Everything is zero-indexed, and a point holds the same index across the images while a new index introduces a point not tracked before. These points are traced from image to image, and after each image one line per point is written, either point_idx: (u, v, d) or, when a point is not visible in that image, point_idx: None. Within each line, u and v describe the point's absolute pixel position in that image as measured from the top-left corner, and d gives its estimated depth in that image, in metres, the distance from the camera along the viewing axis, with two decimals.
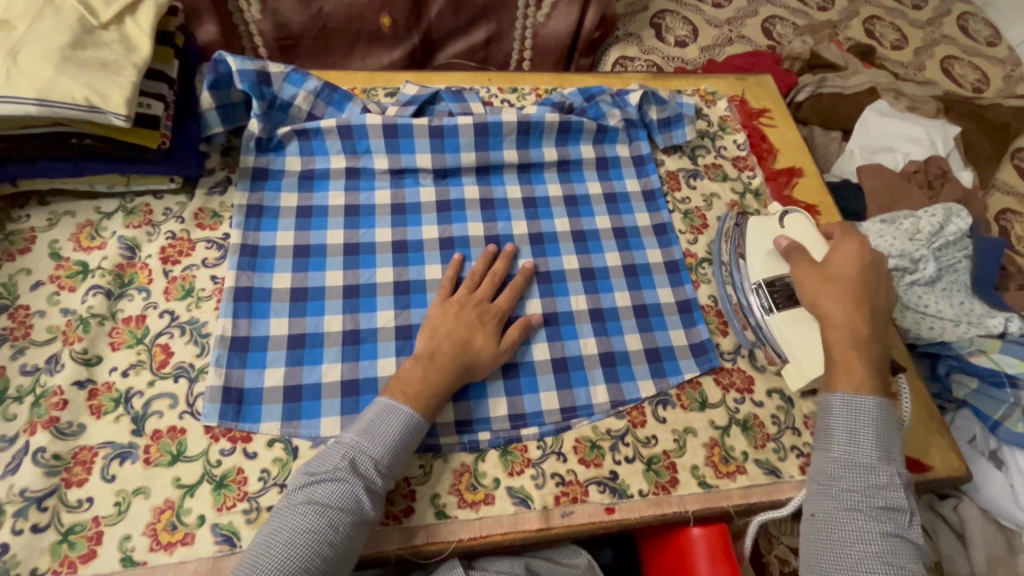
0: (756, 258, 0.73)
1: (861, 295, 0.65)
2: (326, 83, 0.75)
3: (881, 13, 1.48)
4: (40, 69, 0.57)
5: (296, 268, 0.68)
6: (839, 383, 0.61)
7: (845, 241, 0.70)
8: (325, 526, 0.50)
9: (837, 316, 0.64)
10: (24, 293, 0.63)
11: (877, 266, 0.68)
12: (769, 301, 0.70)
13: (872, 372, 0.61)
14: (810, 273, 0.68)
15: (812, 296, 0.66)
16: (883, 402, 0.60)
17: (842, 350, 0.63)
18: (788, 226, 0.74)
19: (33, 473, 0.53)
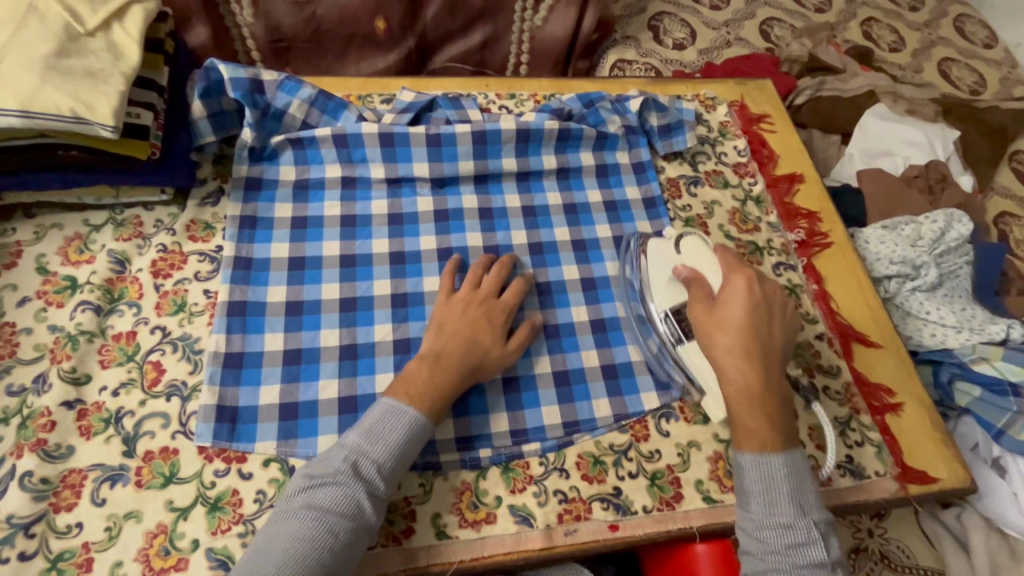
0: (659, 286, 0.66)
1: (751, 343, 0.57)
2: (320, 91, 0.73)
3: (878, 15, 1.47)
4: (25, 80, 0.55)
5: (291, 281, 0.66)
6: (744, 440, 0.55)
7: (732, 272, 0.61)
8: (325, 532, 0.47)
9: (735, 371, 0.57)
10: (11, 310, 0.61)
11: (770, 302, 0.60)
12: (678, 331, 0.63)
13: (772, 428, 0.55)
14: (706, 314, 0.60)
15: (712, 350, 0.58)
16: (795, 457, 0.54)
17: (745, 411, 0.56)
18: (683, 251, 0.66)
19: (21, 498, 0.51)
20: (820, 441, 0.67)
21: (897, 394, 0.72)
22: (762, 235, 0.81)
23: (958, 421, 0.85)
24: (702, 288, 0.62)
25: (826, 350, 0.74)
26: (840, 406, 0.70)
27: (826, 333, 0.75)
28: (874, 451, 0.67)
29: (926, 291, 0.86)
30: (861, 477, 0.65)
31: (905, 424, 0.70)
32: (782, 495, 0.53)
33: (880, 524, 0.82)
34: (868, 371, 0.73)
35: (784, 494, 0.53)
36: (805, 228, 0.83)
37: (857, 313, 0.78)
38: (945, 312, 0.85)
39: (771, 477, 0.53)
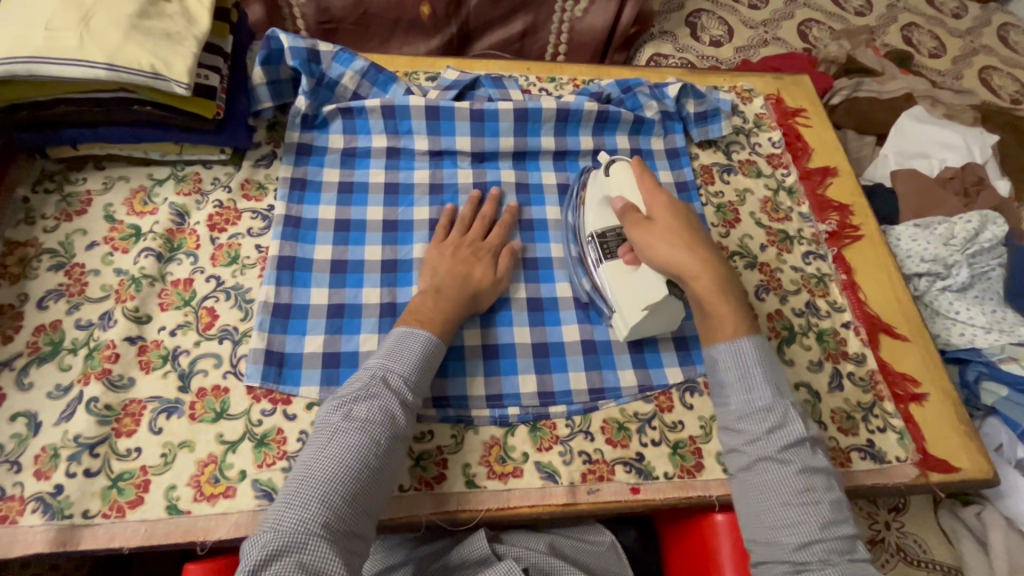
0: (590, 208, 0.69)
1: (691, 238, 0.61)
2: (372, 64, 0.77)
3: (920, 20, 1.46)
4: (111, 36, 0.60)
5: (336, 241, 0.70)
6: (717, 333, 0.58)
7: (654, 195, 0.64)
8: (366, 442, 0.50)
9: (699, 269, 0.59)
10: (81, 252, 0.66)
11: (688, 209, 0.63)
12: (599, 253, 0.66)
13: (738, 312, 0.58)
14: (648, 236, 0.61)
15: (647, 252, 0.61)
16: (761, 339, 0.58)
17: (719, 306, 0.59)
18: (612, 176, 0.68)
19: (87, 421, 0.56)
20: (842, 424, 0.68)
21: (922, 385, 0.73)
22: (793, 224, 0.83)
23: (983, 421, 0.85)
24: (636, 212, 0.63)
25: (852, 338, 0.74)
26: (865, 393, 0.70)
27: (852, 321, 0.75)
28: (895, 438, 0.68)
29: (956, 290, 0.87)
30: (881, 462, 0.66)
31: (929, 414, 0.71)
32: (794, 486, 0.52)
33: (897, 518, 0.80)
34: (894, 361, 0.74)
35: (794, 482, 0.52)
36: (836, 220, 0.84)
37: (885, 303, 0.79)
38: (974, 312, 0.85)
39: (747, 366, 0.56)
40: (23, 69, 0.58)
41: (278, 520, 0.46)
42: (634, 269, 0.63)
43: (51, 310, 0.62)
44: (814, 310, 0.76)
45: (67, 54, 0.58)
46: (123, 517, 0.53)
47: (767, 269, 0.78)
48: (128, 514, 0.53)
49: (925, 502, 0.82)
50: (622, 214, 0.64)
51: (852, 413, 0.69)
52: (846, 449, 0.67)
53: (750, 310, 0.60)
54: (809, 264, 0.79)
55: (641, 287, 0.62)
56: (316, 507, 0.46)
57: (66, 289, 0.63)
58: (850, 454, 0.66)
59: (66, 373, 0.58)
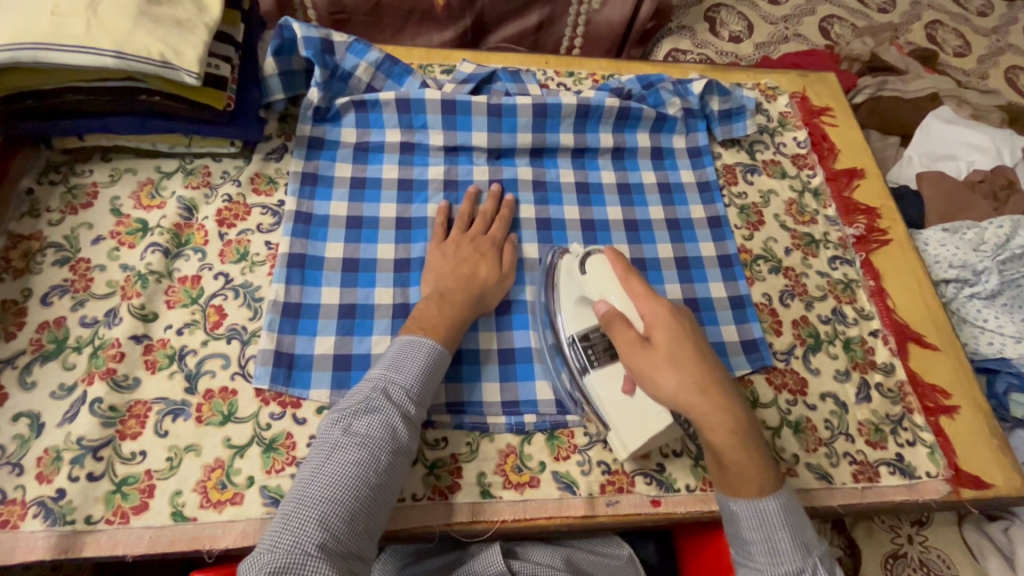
0: (566, 309, 0.61)
1: (707, 383, 0.49)
2: (387, 55, 0.75)
3: (945, 18, 1.42)
4: (120, 22, 0.58)
5: (348, 239, 0.67)
6: (742, 488, 0.50)
7: (652, 304, 0.53)
8: (366, 457, 0.48)
9: (713, 413, 0.49)
10: (86, 247, 0.64)
11: (692, 321, 0.53)
12: (583, 358, 0.58)
13: (760, 465, 0.49)
14: (649, 362, 0.51)
15: (648, 382, 0.51)
16: (787, 493, 0.50)
17: (743, 465, 0.49)
18: (589, 273, 0.59)
19: (91, 423, 0.54)
20: (870, 437, 0.65)
21: (953, 396, 0.70)
22: (819, 227, 0.80)
23: (1011, 433, 0.82)
24: (631, 330, 0.53)
25: (881, 347, 0.72)
26: (894, 404, 0.68)
27: (880, 330, 0.73)
28: (925, 452, 0.65)
29: (985, 298, 0.84)
30: (911, 477, 0.64)
31: (960, 427, 0.68)
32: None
33: (920, 531, 0.77)
34: (922, 372, 0.71)
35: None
36: (863, 223, 0.81)
37: (914, 312, 0.76)
38: (1004, 321, 0.83)
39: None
40: (29, 56, 0.56)
41: (274, 540, 0.44)
42: (629, 394, 0.55)
43: (55, 306, 0.60)
44: (841, 317, 0.73)
45: (74, 41, 0.56)
46: (127, 523, 0.51)
47: (792, 273, 0.75)
48: (132, 520, 0.51)
49: (949, 516, 0.79)
50: (606, 323, 0.55)
51: (880, 425, 0.66)
52: (874, 463, 0.64)
53: (773, 459, 0.51)
54: (836, 270, 0.77)
55: (641, 414, 0.54)
56: (313, 527, 0.44)
57: (71, 285, 0.61)
58: (878, 468, 0.64)
59: (70, 372, 0.56)
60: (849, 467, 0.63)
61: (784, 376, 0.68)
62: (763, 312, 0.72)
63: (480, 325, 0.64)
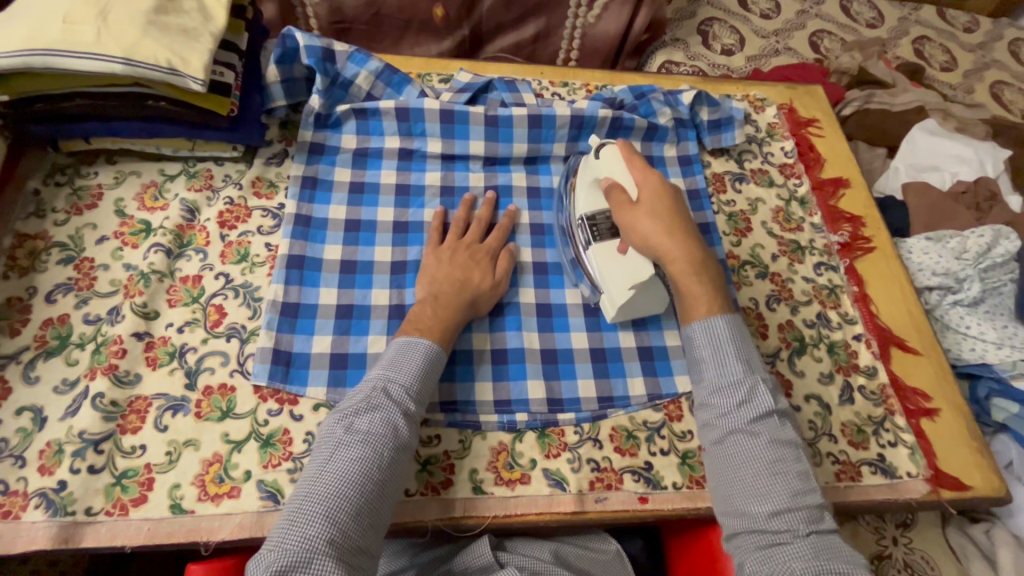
0: (582, 190, 0.69)
1: (676, 223, 0.62)
2: (386, 65, 0.77)
3: (931, 33, 1.46)
4: (129, 30, 0.60)
5: (346, 241, 0.69)
6: (693, 312, 0.61)
7: (646, 176, 0.65)
8: (369, 455, 0.49)
9: (678, 263, 0.61)
10: (90, 246, 0.65)
11: (682, 198, 0.65)
12: (588, 234, 0.67)
13: (714, 293, 0.61)
14: (632, 214, 0.63)
15: (630, 232, 0.63)
16: (735, 318, 0.60)
17: (693, 288, 0.61)
18: (601, 158, 0.68)
19: (92, 417, 0.55)
20: (852, 438, 0.67)
21: (934, 400, 0.72)
22: (805, 234, 0.82)
23: (993, 437, 0.83)
24: (625, 195, 0.64)
25: (864, 351, 0.73)
26: (876, 406, 0.70)
27: (864, 334, 0.75)
28: (906, 453, 0.67)
29: (967, 305, 0.86)
30: (892, 477, 0.66)
31: (941, 429, 0.70)
32: (765, 461, 0.52)
33: (904, 533, 0.78)
34: (905, 375, 0.73)
35: (765, 456, 0.53)
36: (848, 231, 0.84)
37: (897, 318, 0.78)
38: (985, 327, 0.84)
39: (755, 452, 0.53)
40: (40, 61, 0.58)
41: (283, 536, 0.45)
42: (623, 254, 0.65)
43: (59, 304, 0.61)
44: (825, 322, 0.75)
45: (84, 47, 0.58)
46: (126, 515, 0.52)
47: (778, 279, 0.77)
48: (131, 512, 0.52)
49: (932, 518, 0.79)
50: (607, 192, 0.66)
51: (863, 427, 0.68)
52: (856, 463, 0.66)
53: (726, 291, 0.62)
54: (821, 275, 0.79)
55: (631, 266, 0.63)
56: (320, 523, 0.45)
57: (74, 283, 0.63)
58: (860, 468, 0.66)
59: (72, 367, 0.58)
60: (832, 467, 0.65)
61: (770, 378, 0.69)
62: (750, 315, 0.74)
63: (474, 326, 0.66)
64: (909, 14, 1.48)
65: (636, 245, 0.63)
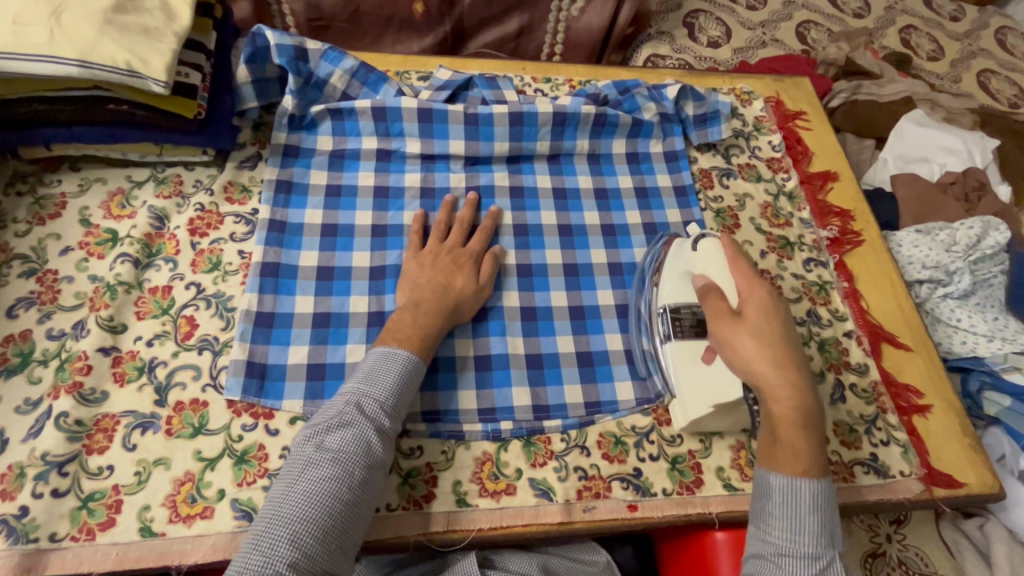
0: (669, 279, 0.65)
1: (787, 358, 0.53)
2: (362, 63, 0.75)
3: (918, 23, 1.45)
4: (85, 30, 0.57)
5: (323, 247, 0.67)
6: (778, 462, 0.51)
7: (752, 286, 0.57)
8: (339, 473, 0.47)
9: (783, 393, 0.52)
10: (54, 258, 0.63)
11: (790, 315, 0.57)
12: (668, 328, 0.62)
13: (812, 451, 0.51)
14: (732, 329, 0.56)
15: (727, 350, 0.55)
16: (826, 482, 0.50)
17: (796, 441, 0.51)
18: (700, 252, 0.65)
19: (56, 438, 0.53)
20: (844, 437, 0.66)
21: (925, 395, 0.71)
22: (794, 230, 0.81)
23: (985, 431, 0.83)
24: (724, 303, 0.58)
25: (855, 348, 0.72)
26: (868, 404, 0.68)
27: (854, 331, 0.73)
28: (899, 451, 0.66)
29: (958, 297, 0.85)
30: (884, 476, 0.64)
31: (933, 426, 0.69)
32: (809, 467, 0.50)
33: (898, 530, 0.77)
34: (896, 372, 0.72)
35: (812, 466, 0.50)
36: (837, 226, 0.82)
37: (888, 313, 0.77)
38: (976, 319, 0.84)
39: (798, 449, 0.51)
40: None
41: (244, 558, 0.43)
42: (708, 364, 0.60)
43: (21, 319, 0.59)
44: (815, 319, 0.74)
45: (37, 49, 0.55)
46: (94, 540, 0.50)
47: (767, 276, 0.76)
48: (98, 537, 0.50)
49: (927, 514, 0.78)
50: (703, 294, 0.60)
51: (855, 426, 0.67)
52: (849, 463, 0.65)
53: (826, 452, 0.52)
54: (810, 272, 0.77)
55: (713, 383, 0.59)
56: (285, 545, 0.43)
57: (37, 297, 0.60)
58: (853, 468, 0.64)
59: (35, 386, 0.55)
60: None
61: None
62: None
63: (457, 332, 0.64)
64: (896, 3, 1.47)
65: (742, 376, 0.55)
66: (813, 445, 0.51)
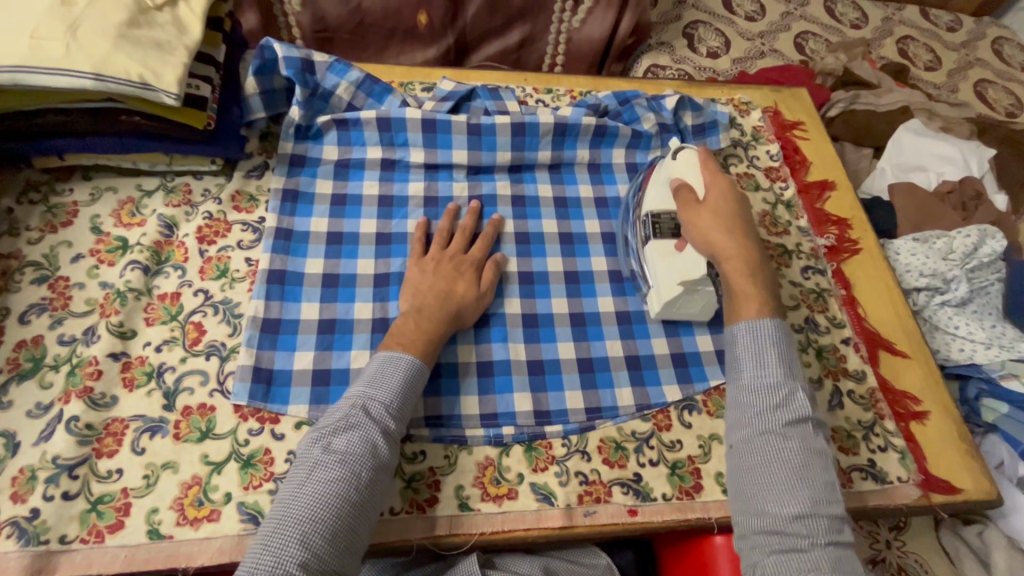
0: (652, 188, 0.70)
1: (738, 227, 0.65)
2: (367, 75, 0.76)
3: (915, 33, 1.47)
4: (99, 45, 0.58)
5: (329, 255, 0.68)
6: (741, 310, 0.61)
7: (714, 178, 0.67)
8: (346, 476, 0.48)
9: (733, 256, 0.63)
10: (65, 265, 0.64)
11: (748, 208, 0.67)
12: (650, 230, 0.67)
13: (762, 289, 0.62)
14: (697, 213, 0.65)
15: (695, 232, 0.65)
16: (783, 325, 0.60)
17: (741, 280, 0.62)
18: (679, 160, 0.70)
19: (66, 441, 0.54)
20: (843, 443, 0.67)
21: (923, 402, 0.71)
22: (792, 238, 0.82)
23: (983, 438, 0.83)
24: (693, 194, 0.67)
25: (852, 355, 0.73)
26: (865, 411, 0.69)
27: (852, 338, 0.74)
28: (897, 458, 0.67)
29: (955, 305, 0.86)
30: (882, 482, 0.65)
31: (930, 432, 0.70)
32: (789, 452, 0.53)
33: (898, 536, 0.77)
34: (894, 378, 0.73)
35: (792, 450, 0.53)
36: (834, 234, 0.84)
37: (885, 320, 0.78)
38: (974, 327, 0.84)
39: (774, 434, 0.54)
40: (8, 78, 0.56)
41: (255, 559, 0.44)
42: (680, 251, 0.66)
43: (33, 324, 0.60)
44: (813, 326, 0.75)
45: (53, 63, 0.57)
46: (103, 542, 0.51)
47: None
48: (107, 539, 0.51)
49: (925, 521, 0.80)
50: (676, 192, 0.67)
51: (853, 432, 0.68)
52: (847, 469, 0.65)
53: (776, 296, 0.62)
54: (808, 279, 0.78)
55: (686, 263, 0.65)
56: (295, 546, 0.44)
57: (49, 303, 0.61)
58: (851, 474, 0.65)
59: (47, 390, 0.57)
60: None
61: None
62: None
63: (459, 338, 0.65)
64: (893, 14, 1.49)
65: (704, 253, 0.65)
66: (789, 427, 0.54)
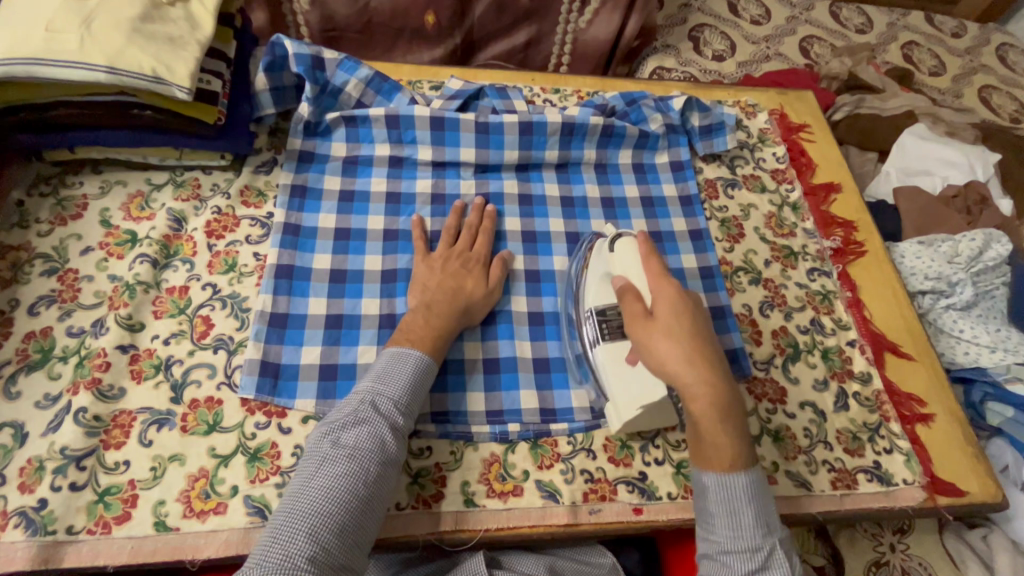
0: (592, 283, 0.63)
1: (699, 357, 0.51)
2: (377, 72, 0.77)
3: (920, 38, 1.47)
4: (113, 39, 0.59)
5: (336, 250, 0.69)
6: (709, 462, 0.51)
7: (661, 284, 0.56)
8: (355, 470, 0.48)
9: (696, 385, 0.50)
10: (74, 257, 0.64)
11: (700, 310, 0.55)
12: (596, 332, 0.60)
13: (735, 442, 0.51)
14: (647, 331, 0.54)
15: (645, 352, 0.54)
16: (757, 472, 0.51)
17: (717, 437, 0.51)
18: (617, 252, 0.62)
19: (74, 432, 0.54)
20: (848, 445, 0.67)
21: (928, 405, 0.71)
22: (798, 240, 0.82)
23: (988, 441, 0.83)
24: (638, 303, 0.56)
25: (858, 357, 0.73)
26: (871, 412, 0.69)
27: (857, 340, 0.74)
28: (901, 459, 0.67)
29: (960, 309, 0.86)
30: (888, 484, 0.65)
31: (936, 435, 0.70)
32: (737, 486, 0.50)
33: (902, 540, 0.77)
34: (899, 381, 0.73)
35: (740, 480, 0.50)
36: (840, 236, 0.84)
37: (890, 322, 0.78)
38: (978, 331, 0.84)
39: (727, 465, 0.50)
40: (22, 70, 0.57)
41: (263, 553, 0.43)
42: (633, 364, 0.57)
43: (42, 316, 0.60)
44: (819, 327, 0.75)
45: (67, 56, 0.57)
46: (110, 533, 0.51)
47: (772, 285, 0.77)
48: (114, 530, 0.51)
49: (929, 523, 0.79)
50: (620, 293, 0.58)
51: (858, 433, 0.68)
52: (851, 470, 0.65)
53: (748, 436, 0.52)
54: (814, 281, 0.78)
55: (642, 384, 0.56)
56: (303, 539, 0.44)
57: (58, 295, 0.62)
58: (856, 475, 0.65)
59: (55, 381, 0.57)
60: (828, 474, 0.64)
61: (764, 386, 0.69)
62: (744, 322, 0.73)
63: (467, 335, 0.65)
64: (897, 19, 1.50)
65: (660, 376, 0.54)
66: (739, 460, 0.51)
